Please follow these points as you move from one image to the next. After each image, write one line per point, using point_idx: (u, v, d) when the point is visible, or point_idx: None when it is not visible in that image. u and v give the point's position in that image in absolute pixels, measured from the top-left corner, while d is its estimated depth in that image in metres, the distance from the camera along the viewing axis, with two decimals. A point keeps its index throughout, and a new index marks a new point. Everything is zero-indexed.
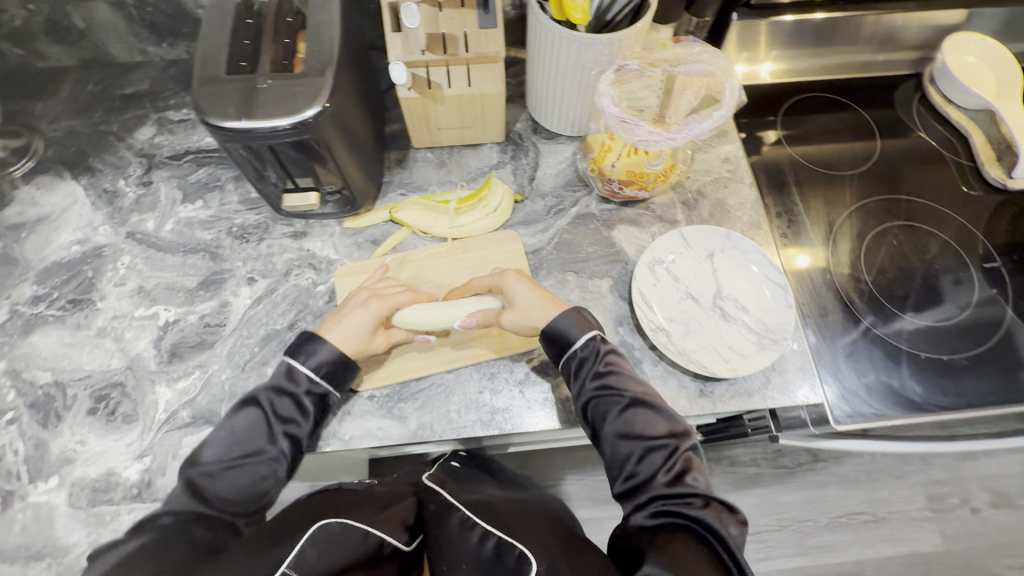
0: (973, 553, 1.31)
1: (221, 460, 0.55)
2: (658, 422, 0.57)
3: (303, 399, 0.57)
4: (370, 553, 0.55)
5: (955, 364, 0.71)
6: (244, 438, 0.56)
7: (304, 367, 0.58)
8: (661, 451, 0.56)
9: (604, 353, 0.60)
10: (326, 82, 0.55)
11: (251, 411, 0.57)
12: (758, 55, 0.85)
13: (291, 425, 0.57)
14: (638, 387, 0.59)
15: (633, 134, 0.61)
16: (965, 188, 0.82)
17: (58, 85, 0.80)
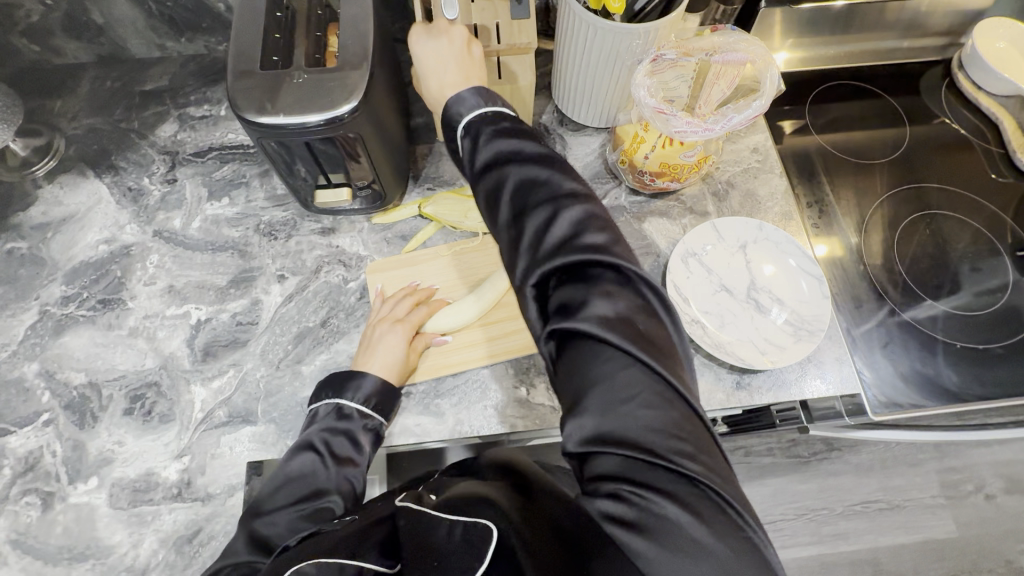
0: (986, 538, 1.33)
1: (285, 506, 0.51)
2: (544, 188, 0.42)
3: (358, 435, 0.56)
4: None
5: (990, 353, 0.70)
6: (301, 483, 0.53)
7: (354, 403, 0.57)
8: (550, 225, 0.41)
9: (480, 136, 0.46)
10: (361, 76, 0.54)
11: (306, 457, 0.54)
12: (773, 44, 0.84)
13: (350, 465, 0.55)
14: (525, 158, 0.44)
15: (669, 125, 0.60)
16: (996, 175, 0.81)
17: (76, 82, 0.79)
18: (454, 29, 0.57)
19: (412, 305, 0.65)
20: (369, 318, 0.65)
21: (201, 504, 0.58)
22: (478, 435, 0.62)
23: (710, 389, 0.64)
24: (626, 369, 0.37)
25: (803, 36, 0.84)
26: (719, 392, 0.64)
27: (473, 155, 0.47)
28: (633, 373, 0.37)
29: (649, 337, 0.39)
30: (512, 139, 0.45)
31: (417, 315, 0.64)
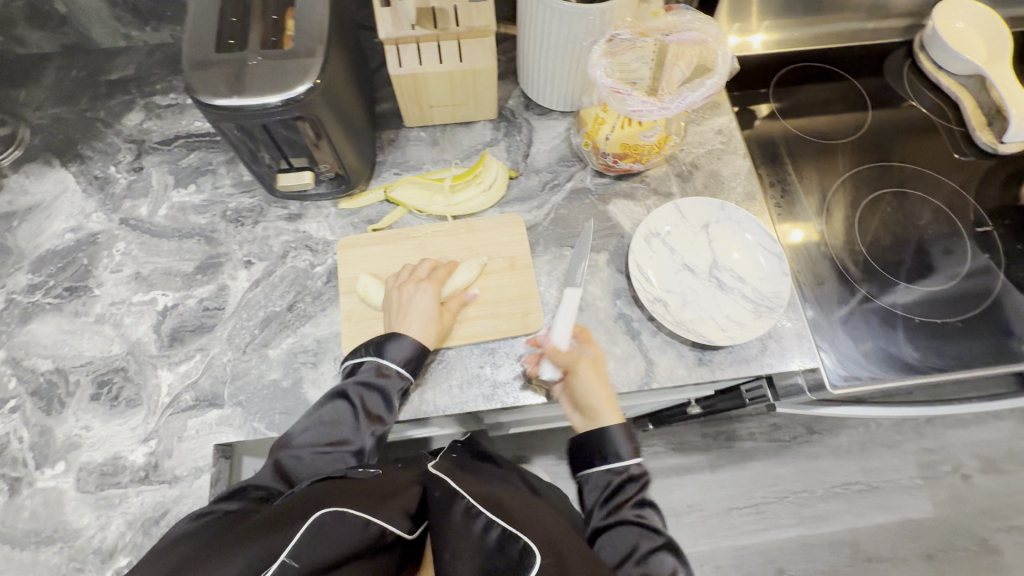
0: (963, 517, 1.34)
1: (312, 444, 0.56)
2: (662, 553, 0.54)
3: (392, 395, 0.58)
4: (371, 543, 0.49)
5: (949, 327, 0.72)
6: (333, 428, 0.56)
7: (394, 364, 0.58)
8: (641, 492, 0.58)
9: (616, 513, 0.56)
10: (318, 58, 0.54)
11: (341, 405, 0.57)
12: (750, 25, 0.87)
13: (379, 422, 0.57)
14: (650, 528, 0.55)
15: (626, 104, 0.61)
16: (956, 154, 0.83)
17: (40, 72, 0.79)
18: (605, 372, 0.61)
19: (433, 265, 0.66)
20: (391, 281, 0.65)
21: (167, 486, 0.59)
22: (443, 413, 0.63)
23: (672, 365, 0.65)
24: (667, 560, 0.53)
25: (778, 17, 0.87)
26: (681, 368, 0.65)
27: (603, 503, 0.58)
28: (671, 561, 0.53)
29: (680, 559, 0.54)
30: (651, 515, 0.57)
31: (440, 275, 0.65)
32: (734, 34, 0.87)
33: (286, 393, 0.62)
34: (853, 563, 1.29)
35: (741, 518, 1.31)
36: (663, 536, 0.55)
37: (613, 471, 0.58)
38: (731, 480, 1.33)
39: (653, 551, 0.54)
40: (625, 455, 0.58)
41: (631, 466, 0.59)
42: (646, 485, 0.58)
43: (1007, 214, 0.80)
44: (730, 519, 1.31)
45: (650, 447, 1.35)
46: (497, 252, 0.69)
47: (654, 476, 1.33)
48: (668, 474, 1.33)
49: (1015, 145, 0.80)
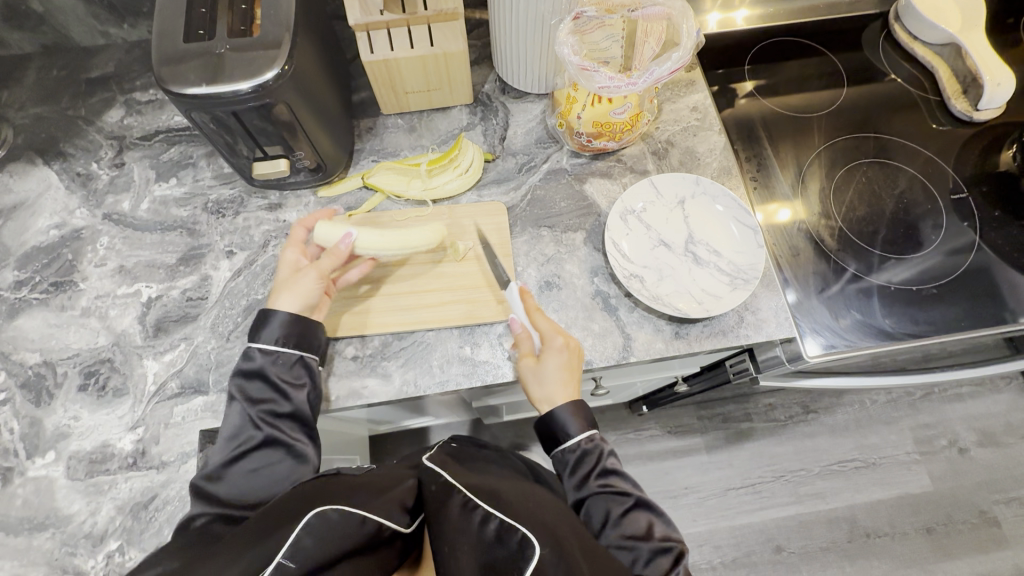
0: (962, 490, 1.34)
1: (223, 456, 0.54)
2: (641, 514, 0.55)
3: (266, 372, 0.56)
4: (368, 540, 0.45)
5: (924, 295, 0.73)
6: (233, 434, 0.55)
7: (257, 343, 0.57)
8: (613, 458, 0.59)
9: (597, 490, 0.56)
10: (284, 44, 0.55)
11: (229, 406, 0.56)
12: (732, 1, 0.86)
13: (267, 402, 0.56)
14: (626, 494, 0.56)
15: (594, 81, 0.61)
16: (933, 124, 0.83)
17: (22, 72, 0.79)
18: (573, 359, 0.61)
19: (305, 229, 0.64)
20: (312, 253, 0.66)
21: (156, 471, 0.60)
22: (424, 393, 0.64)
23: (649, 339, 0.66)
24: (652, 525, 0.55)
25: None
26: (658, 342, 0.66)
27: (585, 479, 0.57)
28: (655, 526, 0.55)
29: (657, 517, 0.56)
30: (623, 481, 0.57)
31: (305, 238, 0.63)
32: (717, 11, 0.86)
33: None
34: (852, 539, 1.29)
35: (738, 498, 1.31)
36: (632, 496, 0.56)
37: (570, 450, 0.59)
38: (727, 460, 1.34)
39: (626, 515, 0.55)
40: (578, 433, 0.59)
41: (586, 441, 0.59)
42: (604, 452, 0.59)
43: (983, 181, 0.80)
44: (727, 499, 1.31)
45: (646, 431, 1.35)
46: (474, 237, 0.70)
47: (651, 459, 1.34)
48: (664, 456, 1.34)
49: (990, 111, 0.81)
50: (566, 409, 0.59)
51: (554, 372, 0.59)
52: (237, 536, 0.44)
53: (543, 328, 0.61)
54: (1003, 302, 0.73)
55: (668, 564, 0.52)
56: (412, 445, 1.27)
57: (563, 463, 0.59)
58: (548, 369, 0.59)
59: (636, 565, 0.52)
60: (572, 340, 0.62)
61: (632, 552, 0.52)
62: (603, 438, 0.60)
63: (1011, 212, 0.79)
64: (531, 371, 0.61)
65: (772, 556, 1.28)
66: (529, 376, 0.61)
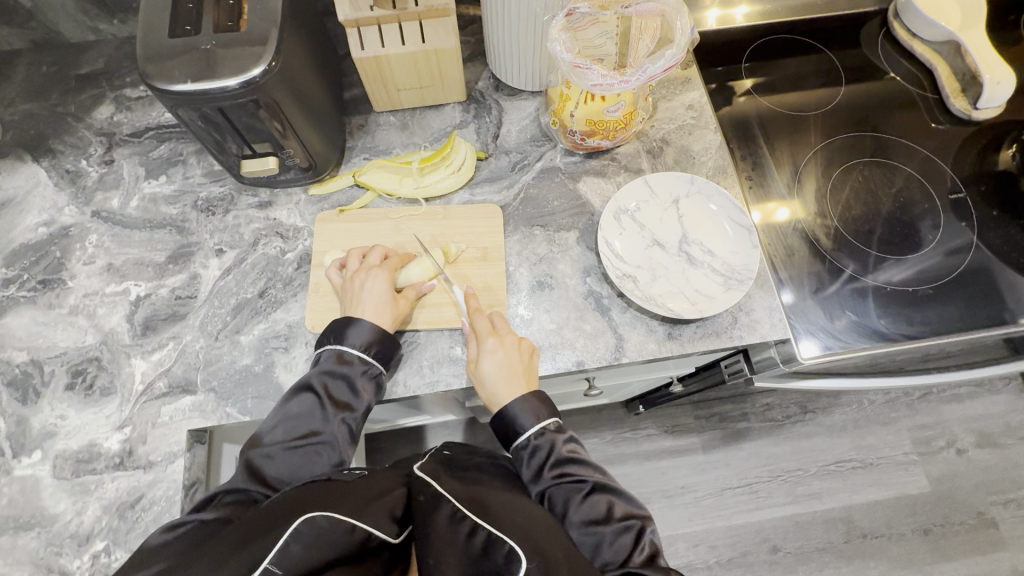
0: (959, 491, 1.33)
1: (283, 441, 0.55)
2: (599, 497, 0.55)
3: (357, 381, 0.57)
4: (354, 549, 0.44)
5: (921, 295, 0.72)
6: (302, 422, 0.56)
7: (355, 350, 0.58)
8: (564, 443, 0.58)
9: (551, 480, 0.56)
10: (271, 40, 0.55)
11: (306, 397, 0.56)
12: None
13: (347, 409, 0.57)
14: (582, 478, 0.56)
15: (587, 79, 0.61)
16: (931, 122, 0.82)
17: (11, 68, 0.79)
18: (514, 351, 0.60)
19: (384, 254, 0.65)
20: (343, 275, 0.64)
21: (143, 471, 0.60)
22: (413, 394, 0.63)
23: (642, 340, 0.65)
24: (612, 504, 0.55)
25: None
26: (650, 342, 0.65)
27: (540, 472, 0.57)
28: (616, 505, 0.55)
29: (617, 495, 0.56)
30: (578, 466, 0.57)
31: (393, 262, 0.64)
32: (715, 8, 0.85)
33: (258, 378, 0.63)
34: (848, 539, 1.29)
35: (735, 498, 1.31)
36: (589, 480, 0.56)
37: (523, 446, 0.58)
38: (724, 460, 1.33)
39: (584, 500, 0.55)
40: (529, 428, 0.58)
41: (536, 434, 0.58)
42: (557, 441, 0.58)
43: (982, 180, 0.79)
44: (724, 499, 1.31)
45: (642, 430, 1.35)
46: (468, 241, 0.69)
47: (647, 459, 1.33)
48: (660, 456, 1.33)
49: (989, 110, 0.80)
50: (516, 405, 0.58)
51: (495, 372, 0.59)
52: (220, 542, 0.43)
53: (479, 326, 0.61)
54: (1000, 304, 0.72)
55: (632, 545, 0.52)
56: (408, 444, 1.27)
57: (518, 457, 0.58)
58: (487, 370, 0.59)
59: (600, 548, 0.52)
60: (511, 337, 0.61)
61: (594, 537, 0.53)
62: (554, 424, 0.59)
63: (1009, 212, 0.78)
64: (475, 376, 0.61)
65: (767, 557, 1.27)
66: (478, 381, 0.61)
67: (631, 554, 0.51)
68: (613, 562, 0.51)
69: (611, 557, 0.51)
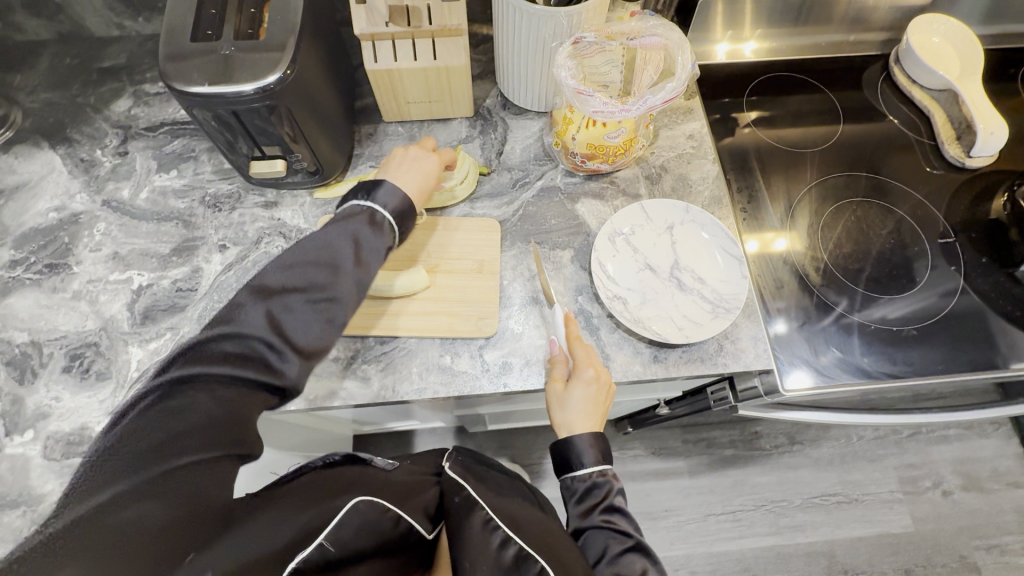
0: (943, 534, 1.33)
1: (292, 287, 0.48)
2: (638, 559, 0.52)
3: (387, 248, 0.54)
4: (394, 537, 0.53)
5: (904, 335, 0.73)
6: (314, 270, 0.49)
7: (388, 214, 0.54)
8: (619, 494, 0.58)
9: (598, 522, 0.56)
10: (288, 50, 0.57)
11: (331, 243, 0.51)
12: (743, 33, 0.88)
13: (368, 271, 0.52)
14: (627, 534, 0.55)
15: (588, 105, 0.63)
16: (926, 167, 0.84)
17: (36, 58, 0.82)
18: (602, 392, 0.61)
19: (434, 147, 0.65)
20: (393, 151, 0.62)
21: None
22: (402, 400, 0.64)
23: (628, 361, 0.66)
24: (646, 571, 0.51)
25: (771, 25, 0.88)
26: (636, 364, 0.66)
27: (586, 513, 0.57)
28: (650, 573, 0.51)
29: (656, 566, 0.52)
30: (627, 521, 0.56)
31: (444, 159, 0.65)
32: (725, 42, 0.89)
33: None
34: None
35: (718, 524, 1.31)
36: (634, 537, 0.55)
37: (581, 478, 0.59)
38: (709, 486, 1.34)
39: (620, 554, 0.53)
40: (592, 464, 0.58)
41: (598, 473, 0.58)
42: (614, 488, 0.58)
43: (972, 227, 0.81)
44: (706, 525, 1.31)
45: (629, 450, 1.35)
46: (489, 257, 0.70)
47: (632, 480, 1.33)
48: (646, 477, 1.34)
49: (982, 159, 0.82)
50: (585, 439, 0.59)
51: (580, 404, 0.59)
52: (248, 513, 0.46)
53: (579, 357, 0.62)
54: (985, 350, 0.73)
55: None
56: (396, 448, 1.28)
57: (570, 494, 0.59)
58: (573, 399, 0.60)
59: None
60: (604, 375, 0.62)
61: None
62: (617, 477, 0.59)
63: (997, 258, 0.79)
64: (557, 396, 0.61)
65: None
66: (553, 398, 0.61)
67: None
68: None
69: None
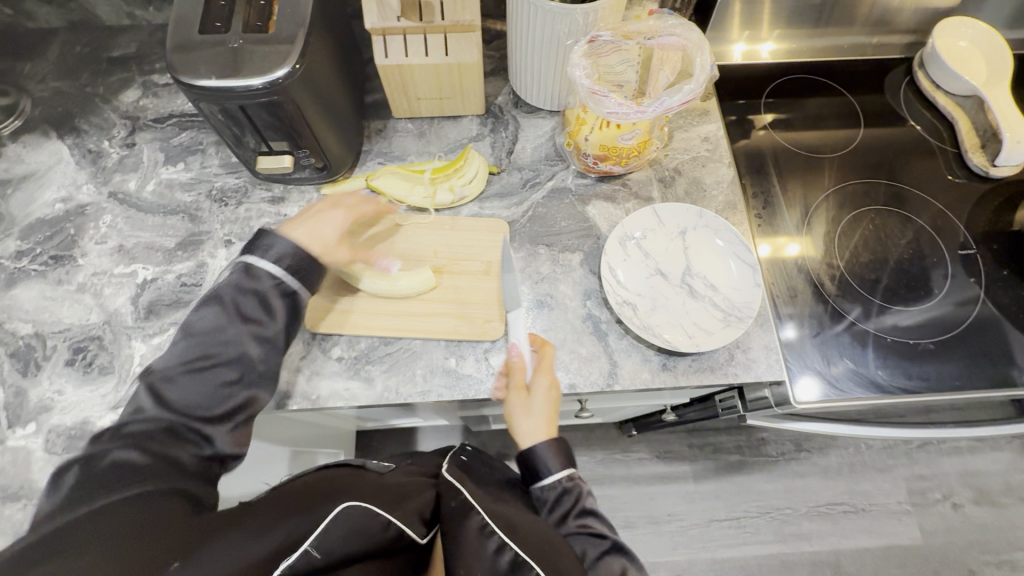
0: (952, 547, 1.31)
1: (181, 360, 0.51)
2: (615, 559, 0.51)
3: (273, 296, 0.54)
4: (386, 544, 0.48)
5: (922, 349, 0.71)
6: (204, 336, 0.52)
7: (265, 264, 0.55)
8: (588, 498, 0.57)
9: (569, 528, 0.54)
10: (297, 43, 0.56)
11: (209, 310, 0.53)
12: (760, 33, 0.86)
13: (256, 324, 0.53)
14: (602, 535, 0.53)
15: (603, 106, 0.61)
16: (948, 175, 0.82)
17: (45, 47, 0.81)
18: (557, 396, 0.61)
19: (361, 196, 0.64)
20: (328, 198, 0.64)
21: None
22: (405, 402, 0.64)
23: (636, 369, 0.65)
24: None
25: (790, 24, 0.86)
26: (644, 372, 0.65)
27: (558, 521, 0.55)
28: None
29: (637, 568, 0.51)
30: (599, 522, 0.55)
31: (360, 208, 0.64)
32: (742, 42, 0.86)
33: None
34: None
35: (721, 530, 1.29)
36: (609, 538, 0.53)
37: (548, 487, 0.57)
38: (714, 491, 1.32)
39: (596, 557, 0.51)
40: (556, 472, 0.57)
41: (564, 478, 0.57)
42: (583, 492, 0.57)
43: (994, 238, 0.79)
44: (710, 531, 1.29)
45: (634, 453, 1.34)
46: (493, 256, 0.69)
47: (636, 483, 1.32)
48: (650, 481, 1.32)
49: (1007, 168, 0.80)
50: (547, 442, 0.58)
51: (540, 407, 0.59)
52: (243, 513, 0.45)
53: (541, 360, 0.62)
54: (1004, 366, 0.71)
55: None
56: (398, 444, 1.27)
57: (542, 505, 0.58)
58: (536, 401, 0.60)
59: None
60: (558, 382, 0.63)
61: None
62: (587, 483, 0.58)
63: (1019, 272, 0.77)
64: (518, 402, 0.60)
65: None
66: (514, 407, 0.60)
67: None
68: None
69: None
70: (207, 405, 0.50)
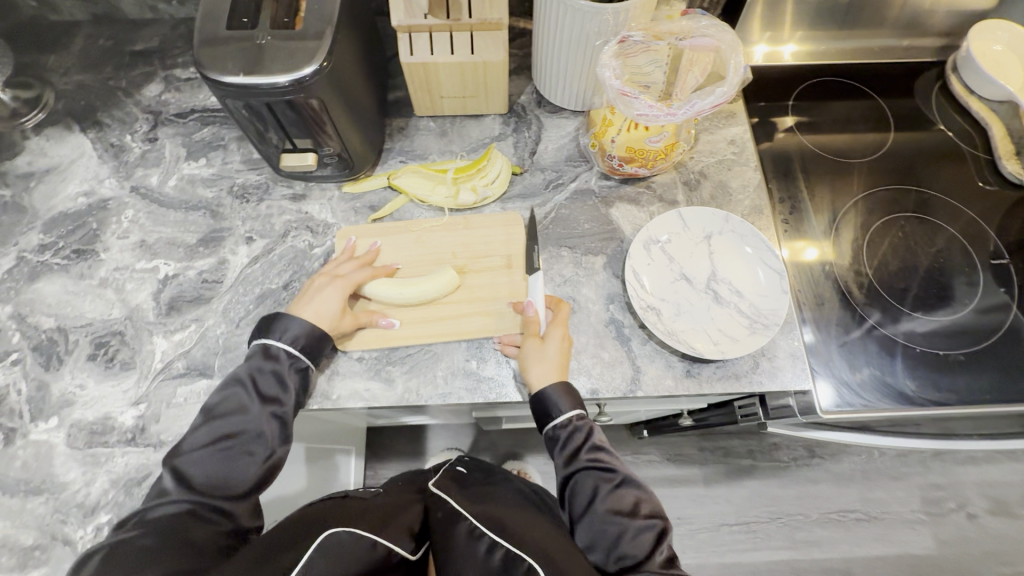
0: (966, 557, 1.29)
1: (206, 443, 0.53)
2: (626, 492, 0.55)
3: (285, 373, 0.56)
4: (378, 564, 0.51)
5: (952, 360, 0.70)
6: (224, 417, 0.54)
7: (281, 343, 0.57)
8: (597, 433, 0.58)
9: (585, 463, 0.56)
10: (325, 40, 0.55)
11: (234, 390, 0.55)
12: (782, 35, 0.84)
13: (274, 403, 0.55)
14: (614, 471, 0.56)
15: (633, 108, 0.60)
16: (980, 182, 0.80)
17: (69, 39, 0.81)
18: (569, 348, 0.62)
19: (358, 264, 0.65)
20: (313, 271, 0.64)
21: (152, 450, 0.61)
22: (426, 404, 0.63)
23: (659, 375, 0.64)
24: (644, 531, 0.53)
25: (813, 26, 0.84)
26: (668, 378, 0.64)
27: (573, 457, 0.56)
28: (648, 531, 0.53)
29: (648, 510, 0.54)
30: (609, 457, 0.57)
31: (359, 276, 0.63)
32: (763, 43, 0.84)
33: None
34: None
35: (731, 535, 1.29)
36: (619, 472, 0.56)
37: (561, 426, 0.57)
38: (725, 495, 1.31)
39: (611, 490, 0.54)
40: (567, 411, 0.57)
41: (575, 417, 0.58)
42: (593, 429, 0.58)
43: None
44: (720, 535, 1.29)
45: (644, 455, 1.34)
46: (513, 254, 0.68)
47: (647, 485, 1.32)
48: (660, 484, 1.32)
49: None
50: (560, 388, 0.58)
51: (557, 355, 0.59)
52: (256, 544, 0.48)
53: (559, 314, 0.62)
54: None
55: (653, 542, 0.52)
56: (409, 441, 1.27)
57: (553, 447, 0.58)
58: (552, 350, 0.59)
59: (620, 540, 0.52)
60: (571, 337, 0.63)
61: (617, 527, 0.53)
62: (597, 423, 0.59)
63: None
64: (533, 347, 0.59)
65: None
66: (529, 352, 0.59)
67: (653, 553, 0.51)
68: (631, 556, 0.51)
69: (630, 551, 0.52)
70: (226, 482, 0.52)
